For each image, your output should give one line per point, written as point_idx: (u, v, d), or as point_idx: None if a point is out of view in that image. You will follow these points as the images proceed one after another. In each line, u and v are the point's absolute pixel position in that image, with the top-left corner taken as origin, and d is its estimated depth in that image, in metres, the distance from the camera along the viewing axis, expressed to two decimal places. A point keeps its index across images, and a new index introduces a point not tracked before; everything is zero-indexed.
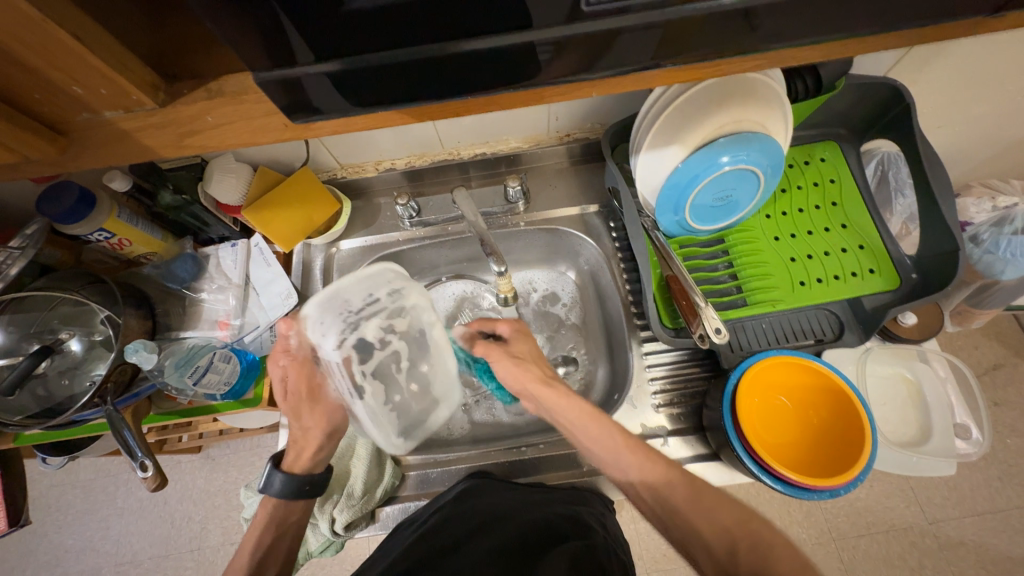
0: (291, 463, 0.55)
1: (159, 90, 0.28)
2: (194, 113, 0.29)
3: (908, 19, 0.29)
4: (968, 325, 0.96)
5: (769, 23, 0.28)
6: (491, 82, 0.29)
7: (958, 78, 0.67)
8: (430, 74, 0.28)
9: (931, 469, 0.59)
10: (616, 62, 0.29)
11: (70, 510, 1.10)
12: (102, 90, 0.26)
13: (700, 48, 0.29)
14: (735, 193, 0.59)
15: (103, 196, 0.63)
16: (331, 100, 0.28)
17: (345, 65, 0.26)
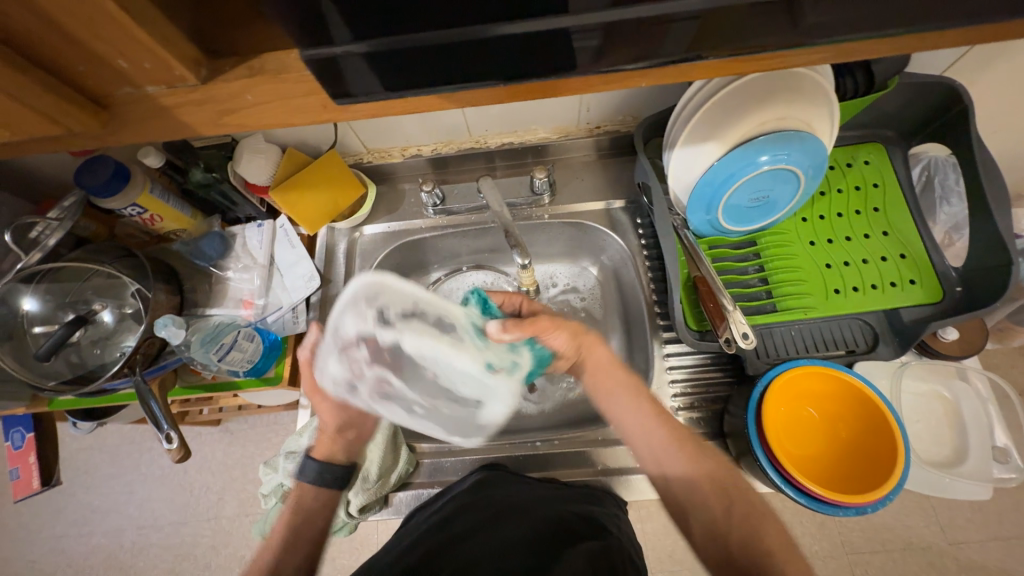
0: (318, 451, 0.57)
1: (201, 67, 0.28)
2: (234, 91, 0.28)
3: (987, 13, 0.27)
4: (1008, 343, 0.92)
5: (835, 13, 0.26)
6: (533, 68, 0.28)
7: (1022, 80, 0.63)
8: (472, 57, 0.27)
9: (962, 492, 0.57)
10: (664, 50, 0.28)
11: (97, 473, 1.15)
12: (145, 64, 0.26)
13: (755, 39, 0.28)
14: (772, 195, 0.57)
15: (137, 171, 0.64)
16: (369, 81, 0.28)
17: (385, 44, 0.26)
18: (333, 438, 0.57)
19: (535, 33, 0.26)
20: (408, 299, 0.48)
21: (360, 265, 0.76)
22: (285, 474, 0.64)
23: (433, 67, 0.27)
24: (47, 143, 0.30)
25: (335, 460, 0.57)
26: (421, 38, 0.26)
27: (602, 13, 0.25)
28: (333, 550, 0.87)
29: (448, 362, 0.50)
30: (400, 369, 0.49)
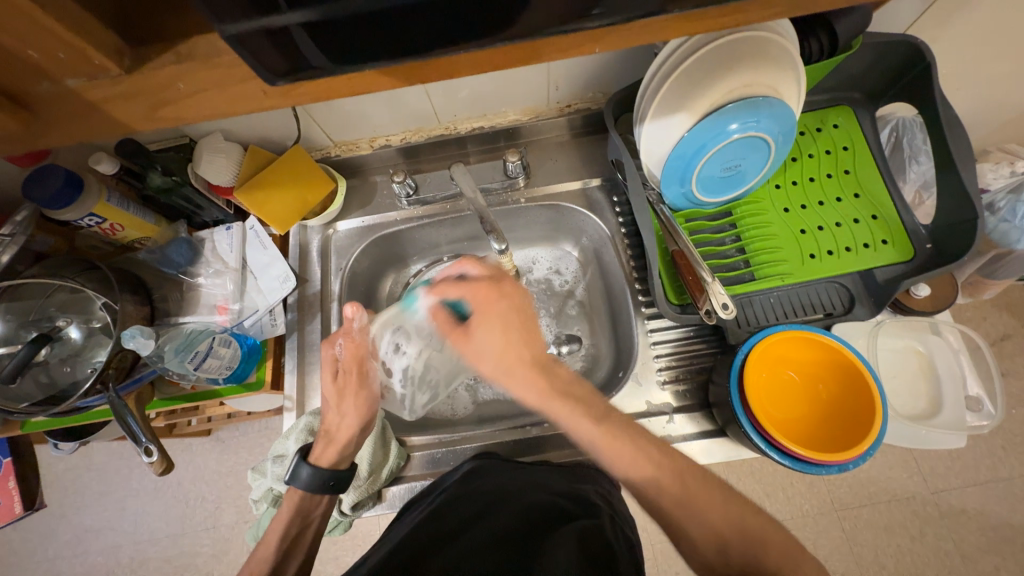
0: (320, 457, 0.55)
1: (124, 56, 0.26)
2: (164, 81, 0.27)
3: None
4: (979, 296, 0.95)
5: None
6: (483, 39, 0.27)
7: (982, 34, 0.63)
8: (414, 28, 0.25)
9: (937, 441, 0.58)
10: (618, 11, 0.27)
11: (86, 493, 1.13)
12: (61, 55, 0.24)
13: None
14: (744, 163, 0.57)
15: (91, 179, 0.61)
16: (311, 60, 0.26)
17: (323, 19, 0.24)
18: (343, 445, 0.55)
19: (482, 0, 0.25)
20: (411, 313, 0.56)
21: (336, 262, 0.75)
22: (274, 478, 0.63)
23: (380, 42, 0.26)
24: None
25: (339, 467, 0.56)
26: (361, 8, 0.24)
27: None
28: (334, 549, 0.87)
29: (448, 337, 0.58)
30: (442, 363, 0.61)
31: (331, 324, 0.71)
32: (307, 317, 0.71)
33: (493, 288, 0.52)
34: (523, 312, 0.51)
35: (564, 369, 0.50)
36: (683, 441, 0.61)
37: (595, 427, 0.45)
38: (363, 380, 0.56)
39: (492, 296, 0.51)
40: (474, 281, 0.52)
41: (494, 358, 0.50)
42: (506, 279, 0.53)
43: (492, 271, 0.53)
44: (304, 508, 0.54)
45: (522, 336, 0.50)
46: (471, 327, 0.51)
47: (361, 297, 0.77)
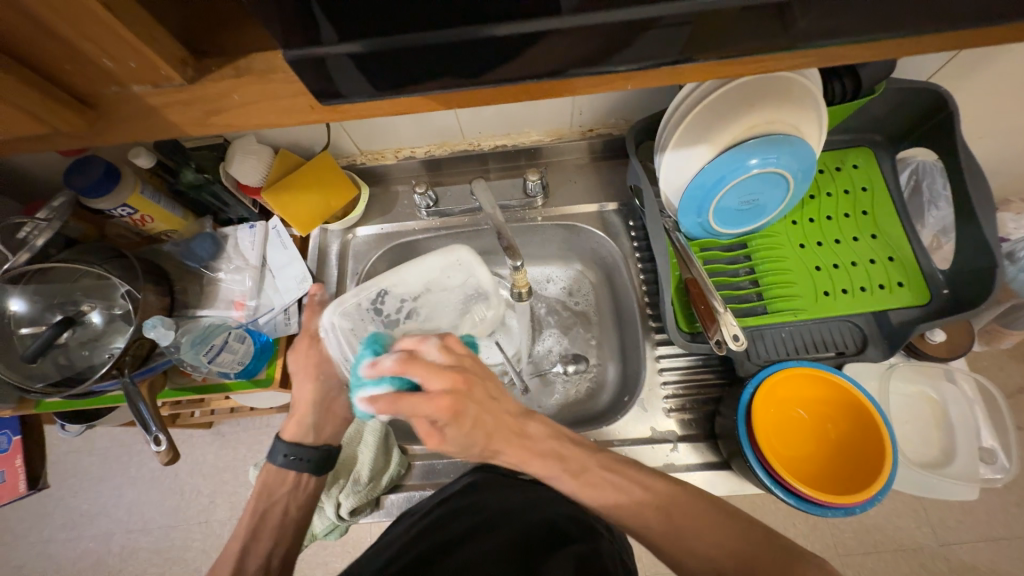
0: (286, 431, 0.58)
1: (188, 67, 0.28)
2: (222, 90, 0.29)
3: (974, 15, 0.27)
4: (996, 345, 0.93)
5: (826, 18, 0.27)
6: (521, 71, 0.28)
7: (1005, 86, 0.64)
8: (454, 59, 0.27)
9: (950, 493, 0.57)
10: (650, 53, 0.28)
11: (85, 477, 1.14)
12: (131, 62, 0.26)
13: (747, 40, 0.28)
14: (762, 197, 0.58)
15: (127, 171, 0.63)
16: (360, 83, 0.28)
17: (376, 48, 0.26)
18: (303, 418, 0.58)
19: (527, 35, 0.26)
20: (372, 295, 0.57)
21: (353, 267, 0.76)
22: None
23: (427, 72, 0.28)
24: (30, 141, 0.30)
25: (304, 441, 0.58)
26: (411, 39, 0.26)
27: (594, 17, 0.26)
28: (325, 554, 0.86)
29: (403, 285, 0.58)
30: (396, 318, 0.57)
31: None
32: None
33: (465, 391, 0.45)
34: (481, 380, 0.48)
35: (539, 427, 0.51)
36: (686, 471, 0.60)
37: (574, 482, 0.48)
38: (315, 341, 0.59)
39: (461, 401, 0.45)
40: (437, 388, 0.44)
41: (476, 444, 0.47)
42: (474, 372, 0.47)
43: (451, 368, 0.46)
44: (269, 485, 0.56)
45: (492, 421, 0.48)
46: (442, 392, 0.44)
47: None
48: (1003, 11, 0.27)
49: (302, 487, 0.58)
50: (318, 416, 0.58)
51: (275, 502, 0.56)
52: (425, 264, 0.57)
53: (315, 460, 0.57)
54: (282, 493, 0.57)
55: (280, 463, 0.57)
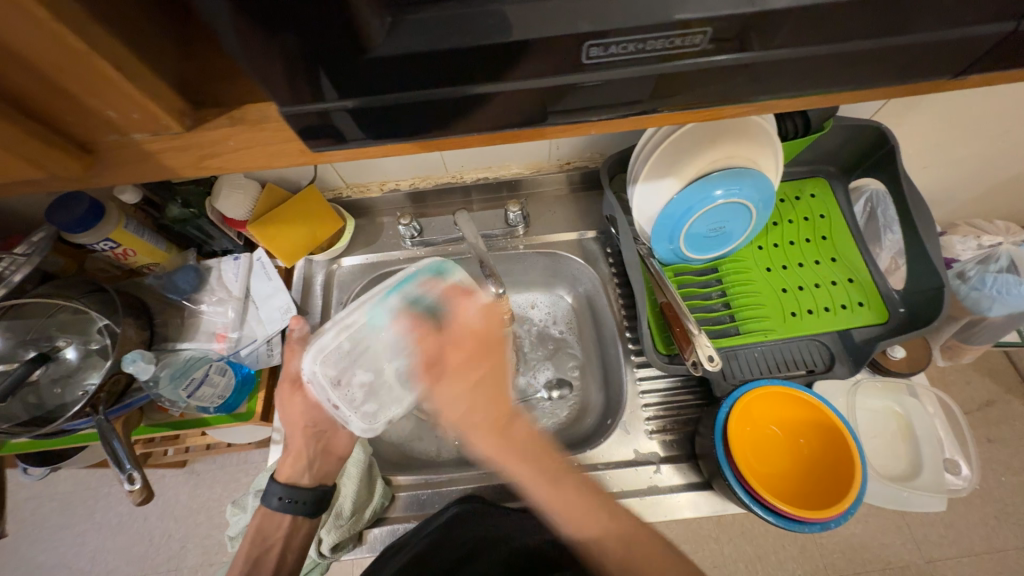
0: (280, 472, 0.57)
1: (186, 117, 0.30)
2: (217, 137, 0.31)
3: (888, 78, 0.31)
4: (958, 359, 0.99)
5: (765, 79, 0.30)
6: (496, 122, 0.31)
7: (939, 123, 0.71)
8: (437, 111, 0.29)
9: (920, 505, 0.60)
10: (611, 105, 0.31)
11: (46, 524, 1.07)
12: (133, 114, 0.28)
13: (695, 97, 0.31)
14: (727, 225, 0.61)
15: (112, 207, 0.63)
16: (350, 133, 0.30)
17: (365, 104, 0.28)
18: (298, 458, 0.58)
19: (502, 93, 0.29)
20: (342, 342, 0.54)
21: (338, 296, 0.77)
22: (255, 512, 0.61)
23: (410, 123, 0.30)
24: (27, 184, 0.31)
25: (299, 484, 0.57)
26: (396, 97, 0.28)
27: (560, 78, 0.29)
28: None
29: (379, 321, 0.55)
30: (378, 357, 0.55)
31: None
32: None
33: (479, 349, 0.56)
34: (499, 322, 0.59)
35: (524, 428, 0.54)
36: (670, 492, 0.61)
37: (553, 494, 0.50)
38: (298, 387, 0.59)
39: (470, 354, 0.56)
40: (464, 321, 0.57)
41: (465, 412, 0.54)
42: (494, 342, 0.57)
43: (481, 324, 0.58)
44: (262, 531, 0.55)
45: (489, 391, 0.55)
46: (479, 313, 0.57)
47: None
48: (906, 76, 0.31)
49: (298, 530, 0.56)
50: (314, 456, 0.58)
51: (272, 546, 0.54)
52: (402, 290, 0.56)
53: (310, 501, 0.56)
54: (279, 537, 0.55)
55: (277, 506, 0.55)
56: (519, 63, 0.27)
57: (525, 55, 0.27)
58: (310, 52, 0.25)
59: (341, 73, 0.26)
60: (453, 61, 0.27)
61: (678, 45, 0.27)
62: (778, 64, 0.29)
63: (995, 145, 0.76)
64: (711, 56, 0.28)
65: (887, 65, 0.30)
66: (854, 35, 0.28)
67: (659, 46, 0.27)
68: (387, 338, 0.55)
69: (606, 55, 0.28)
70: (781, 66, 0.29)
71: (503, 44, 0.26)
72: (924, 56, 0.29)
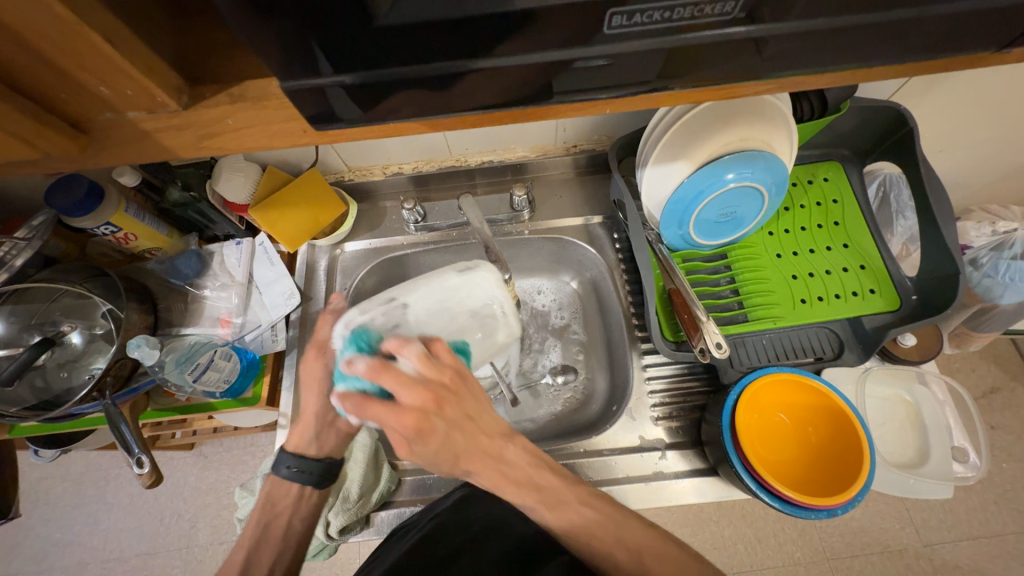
0: (289, 442, 0.56)
1: (182, 94, 0.29)
2: (215, 117, 0.29)
3: (920, 51, 0.29)
4: (966, 347, 0.98)
5: (790, 55, 0.29)
6: (506, 99, 0.30)
7: (961, 103, 0.69)
8: (442, 86, 0.28)
9: (926, 491, 0.59)
10: (628, 82, 0.30)
11: (58, 504, 1.09)
12: (127, 91, 0.27)
13: (716, 73, 0.30)
14: (739, 210, 0.60)
15: (112, 190, 0.62)
16: (354, 112, 0.29)
17: (370, 79, 0.27)
18: (309, 428, 0.55)
19: (514, 67, 0.27)
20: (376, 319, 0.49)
21: (342, 282, 0.76)
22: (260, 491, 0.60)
23: (418, 99, 0.29)
24: (22, 165, 0.30)
25: (307, 453, 0.56)
26: (402, 72, 0.27)
27: (575, 51, 0.27)
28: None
29: (414, 301, 0.50)
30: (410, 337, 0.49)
31: None
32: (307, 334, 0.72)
33: (437, 403, 0.41)
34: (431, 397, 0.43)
35: (518, 453, 0.47)
36: (675, 479, 0.61)
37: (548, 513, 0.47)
38: (323, 351, 0.54)
39: (424, 420, 0.40)
40: (416, 384, 0.40)
41: (449, 459, 0.44)
42: (451, 391, 0.42)
43: (427, 384, 0.41)
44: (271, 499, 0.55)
45: (473, 441, 0.44)
46: (416, 429, 0.41)
47: None
48: (945, 48, 0.29)
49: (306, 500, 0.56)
50: (320, 429, 0.55)
51: (278, 514, 0.54)
52: (442, 279, 0.53)
53: (315, 472, 0.55)
54: (287, 504, 0.55)
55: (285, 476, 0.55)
56: (533, 33, 0.26)
57: (540, 25, 0.26)
58: (312, 23, 0.24)
59: (344, 44, 0.25)
60: (463, 31, 0.25)
61: (701, 14, 0.26)
62: (807, 36, 0.28)
63: (1017, 127, 0.74)
64: (736, 27, 0.27)
65: (921, 37, 0.28)
66: (888, 5, 0.26)
67: (684, 15, 0.26)
68: (421, 316, 0.50)
69: (626, 25, 0.26)
70: (810, 39, 0.28)
71: (516, 13, 0.25)
72: (965, 26, 0.27)
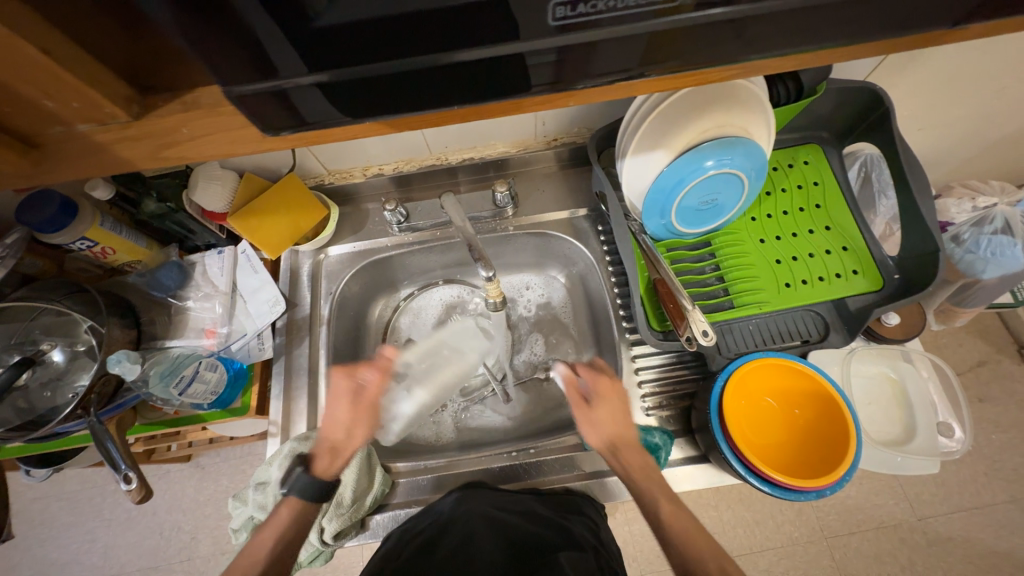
0: (317, 468, 0.53)
1: (133, 103, 0.29)
2: (169, 125, 0.30)
3: (877, 33, 0.29)
4: (951, 323, 0.99)
5: (745, 41, 0.29)
6: (469, 95, 0.30)
7: (936, 81, 0.69)
8: (401, 86, 0.28)
9: (916, 468, 0.59)
10: (586, 76, 0.30)
11: (55, 523, 1.08)
12: (74, 102, 0.26)
13: (674, 63, 0.30)
14: (720, 197, 0.60)
15: (86, 204, 0.61)
16: (318, 110, 0.29)
17: (322, 81, 0.26)
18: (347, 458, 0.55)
19: (480, 61, 0.27)
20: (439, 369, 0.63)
21: (326, 286, 0.76)
22: (257, 505, 0.59)
23: (375, 99, 0.28)
24: None
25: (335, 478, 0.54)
26: (372, 68, 0.26)
27: (529, 44, 0.27)
28: None
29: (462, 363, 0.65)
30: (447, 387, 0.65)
31: (322, 347, 0.72)
32: (295, 340, 0.72)
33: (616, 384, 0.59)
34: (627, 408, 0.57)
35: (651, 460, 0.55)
36: (668, 467, 0.62)
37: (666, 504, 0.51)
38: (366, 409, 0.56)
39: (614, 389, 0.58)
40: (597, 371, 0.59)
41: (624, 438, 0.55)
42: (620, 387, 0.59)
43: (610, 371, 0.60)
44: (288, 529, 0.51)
45: (621, 417, 0.57)
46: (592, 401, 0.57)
47: (350, 322, 0.78)
48: (899, 27, 0.29)
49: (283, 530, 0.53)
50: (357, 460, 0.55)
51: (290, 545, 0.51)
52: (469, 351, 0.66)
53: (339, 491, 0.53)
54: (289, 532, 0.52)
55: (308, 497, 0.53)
56: (482, 30, 0.26)
57: (487, 21, 0.25)
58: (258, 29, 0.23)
59: (287, 47, 0.24)
60: (410, 29, 0.25)
61: (651, 2, 0.25)
62: (761, 23, 0.28)
63: (994, 102, 0.74)
64: (688, 14, 0.26)
65: (873, 19, 0.28)
66: None
67: (634, 4, 0.25)
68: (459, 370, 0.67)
69: (575, 18, 0.26)
70: (763, 23, 0.28)
71: (462, 10, 0.24)
72: (915, 4, 0.27)
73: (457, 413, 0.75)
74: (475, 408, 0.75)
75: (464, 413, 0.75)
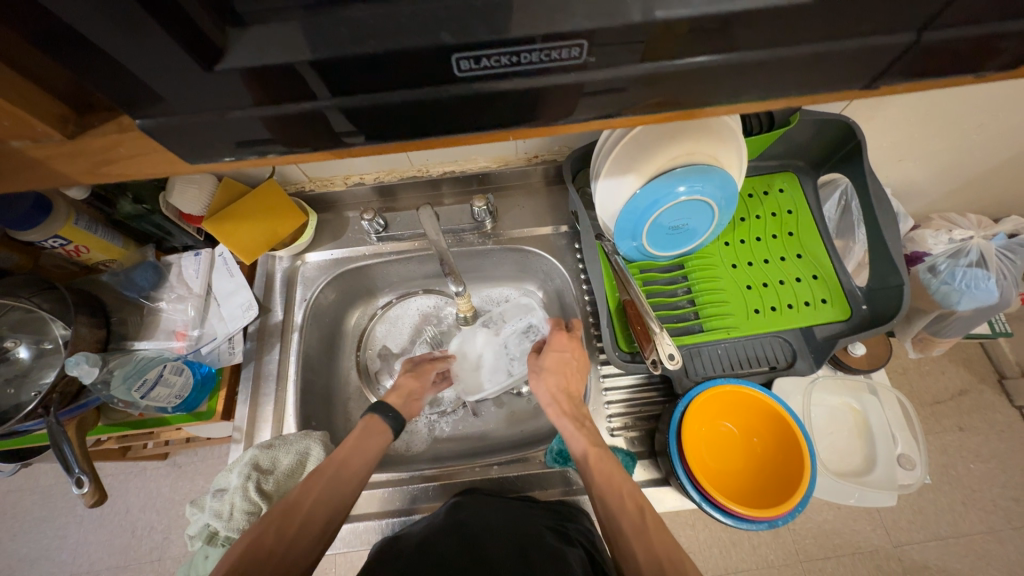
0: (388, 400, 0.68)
1: (69, 123, 0.32)
2: (106, 145, 0.32)
3: (798, 87, 0.31)
4: (929, 351, 0.99)
5: (671, 90, 0.30)
6: (447, 127, 0.31)
7: (909, 116, 0.70)
8: (405, 115, 0.30)
9: (871, 500, 0.60)
10: (518, 117, 0.31)
11: (27, 518, 1.07)
12: (5, 122, 0.29)
13: (603, 108, 0.31)
14: (691, 221, 0.60)
15: (60, 202, 0.60)
16: (336, 130, 0.30)
17: (342, 105, 0.29)
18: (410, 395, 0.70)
19: (424, 102, 0.29)
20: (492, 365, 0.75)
21: (302, 293, 0.76)
22: (213, 513, 0.57)
23: (319, 129, 0.30)
24: None
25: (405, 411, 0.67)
26: (392, 96, 0.28)
27: (455, 88, 0.28)
28: None
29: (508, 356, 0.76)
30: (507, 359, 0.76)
31: (292, 353, 0.72)
32: (266, 346, 0.73)
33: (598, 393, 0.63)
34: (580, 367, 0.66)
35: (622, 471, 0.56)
36: None
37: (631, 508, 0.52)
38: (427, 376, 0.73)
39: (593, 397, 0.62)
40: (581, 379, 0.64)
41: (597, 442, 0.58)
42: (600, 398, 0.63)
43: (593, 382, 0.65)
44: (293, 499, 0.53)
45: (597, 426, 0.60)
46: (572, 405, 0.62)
47: (325, 330, 0.79)
48: (812, 83, 0.30)
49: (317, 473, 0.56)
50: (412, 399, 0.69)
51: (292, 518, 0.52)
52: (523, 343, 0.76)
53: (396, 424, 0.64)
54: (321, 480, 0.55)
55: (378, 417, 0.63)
56: (407, 71, 0.27)
57: (413, 66, 0.27)
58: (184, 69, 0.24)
59: (212, 84, 0.27)
60: (329, 70, 0.27)
61: (550, 58, 0.27)
62: (681, 77, 0.29)
63: (969, 138, 0.75)
64: (595, 69, 0.28)
65: (789, 75, 0.29)
66: (749, 46, 0.27)
67: (534, 60, 0.27)
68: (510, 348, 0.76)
69: (479, 70, 0.27)
70: (676, 78, 0.29)
71: (391, 56, 0.26)
72: (822, 66, 0.29)
73: (430, 424, 0.76)
74: (447, 418, 0.76)
75: (437, 424, 0.76)
